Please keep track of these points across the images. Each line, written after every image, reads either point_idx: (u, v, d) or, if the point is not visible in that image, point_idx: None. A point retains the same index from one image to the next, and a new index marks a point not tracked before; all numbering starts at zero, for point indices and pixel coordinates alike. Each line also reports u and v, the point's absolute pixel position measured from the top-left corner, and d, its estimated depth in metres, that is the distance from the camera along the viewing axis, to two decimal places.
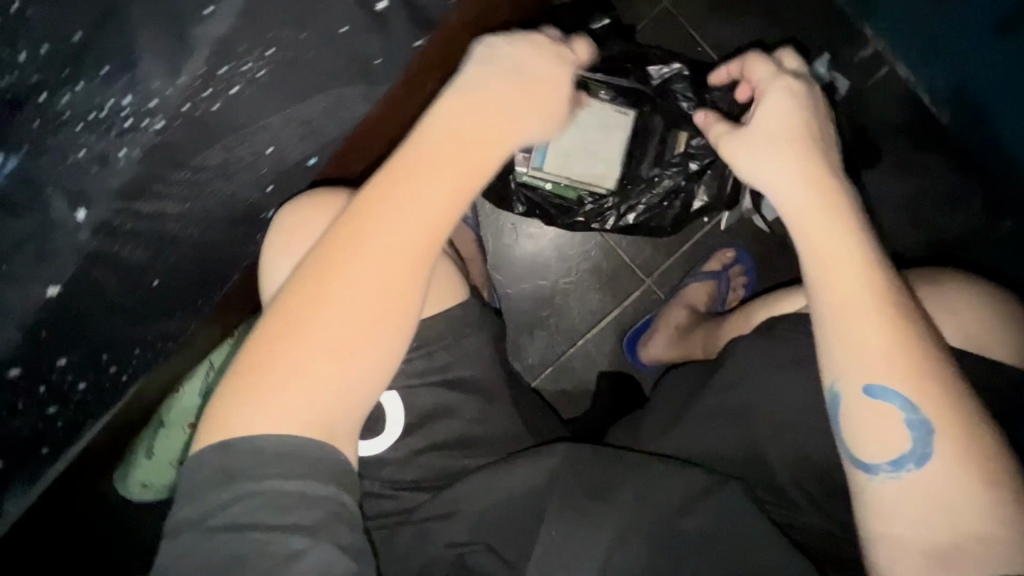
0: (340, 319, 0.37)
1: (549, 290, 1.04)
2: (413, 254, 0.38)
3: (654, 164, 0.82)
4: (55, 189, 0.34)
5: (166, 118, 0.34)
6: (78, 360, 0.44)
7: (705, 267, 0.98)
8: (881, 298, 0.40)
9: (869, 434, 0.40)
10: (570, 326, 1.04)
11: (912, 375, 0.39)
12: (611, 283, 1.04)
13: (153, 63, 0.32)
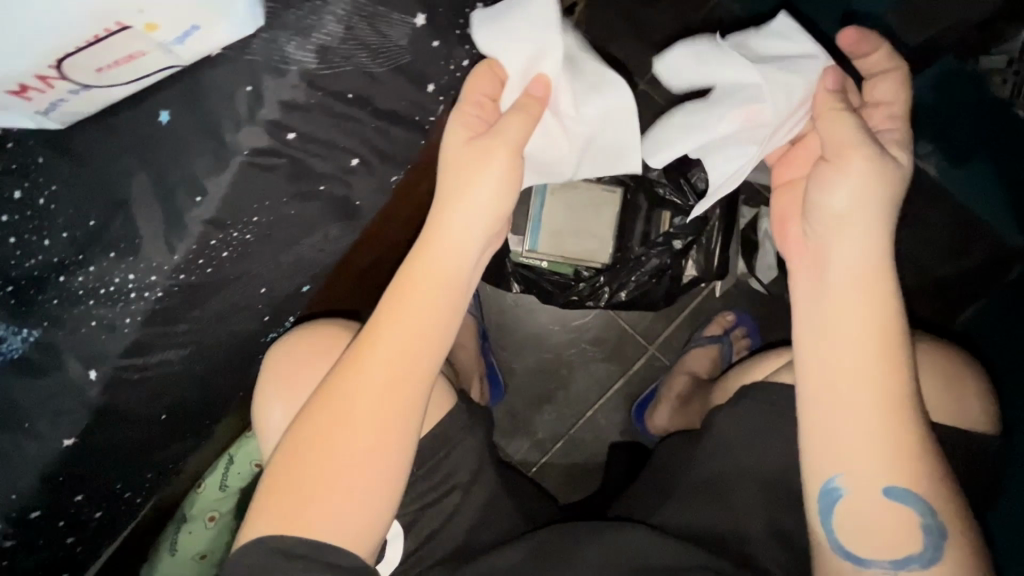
0: (351, 431, 0.45)
1: (554, 364, 1.05)
2: (407, 372, 0.46)
3: (642, 244, 0.86)
4: (71, 355, 0.39)
5: (163, 288, 0.39)
6: (93, 494, 0.48)
7: (706, 332, 0.98)
8: (884, 395, 0.44)
9: (869, 527, 0.44)
10: (578, 397, 1.05)
11: (911, 472, 0.43)
12: (615, 353, 1.04)
13: (152, 246, 0.38)
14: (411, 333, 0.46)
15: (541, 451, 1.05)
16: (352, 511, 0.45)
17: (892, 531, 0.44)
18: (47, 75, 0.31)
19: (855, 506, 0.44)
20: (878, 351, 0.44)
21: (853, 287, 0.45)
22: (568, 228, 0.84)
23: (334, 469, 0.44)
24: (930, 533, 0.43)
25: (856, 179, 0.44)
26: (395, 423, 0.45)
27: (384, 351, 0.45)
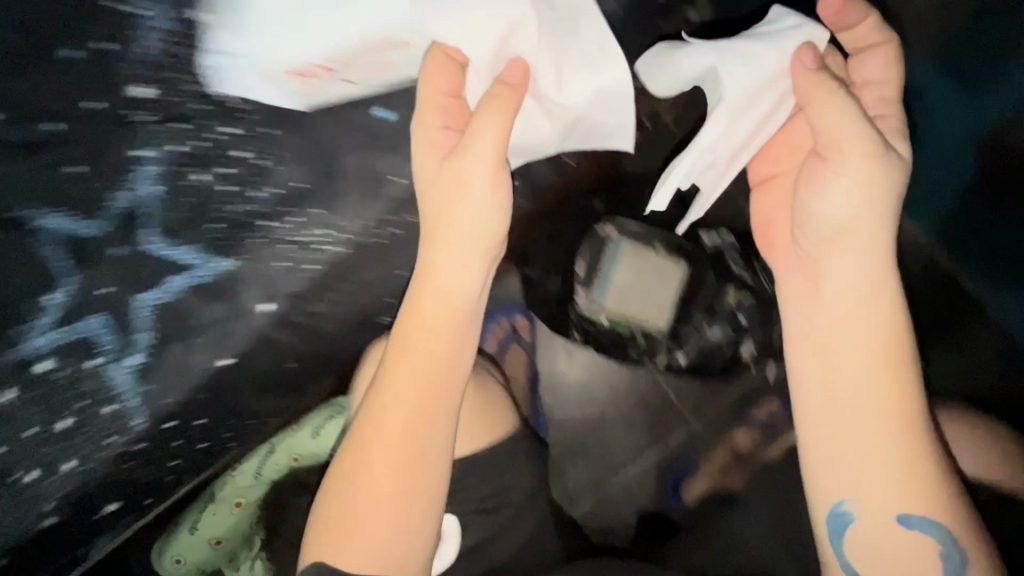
0: (389, 432, 0.51)
1: (596, 419, 1.07)
2: (434, 350, 0.52)
3: (705, 314, 0.92)
4: (258, 285, 0.55)
5: (347, 244, 0.58)
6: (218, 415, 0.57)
7: (754, 414, 0.99)
8: (886, 419, 0.50)
9: (884, 551, 0.50)
10: (614, 456, 1.06)
11: (920, 500, 0.49)
12: (658, 419, 1.05)
13: (349, 207, 0.57)
14: (428, 364, 0.52)
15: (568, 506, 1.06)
16: (398, 540, 0.50)
17: (896, 547, 0.50)
18: (323, 66, 0.50)
19: (874, 535, 0.50)
20: (876, 376, 0.51)
21: (854, 317, 0.52)
22: (633, 290, 0.94)
23: (373, 470, 0.50)
24: (948, 560, 0.49)
25: (848, 183, 0.49)
26: (428, 443, 0.51)
27: (406, 386, 0.52)
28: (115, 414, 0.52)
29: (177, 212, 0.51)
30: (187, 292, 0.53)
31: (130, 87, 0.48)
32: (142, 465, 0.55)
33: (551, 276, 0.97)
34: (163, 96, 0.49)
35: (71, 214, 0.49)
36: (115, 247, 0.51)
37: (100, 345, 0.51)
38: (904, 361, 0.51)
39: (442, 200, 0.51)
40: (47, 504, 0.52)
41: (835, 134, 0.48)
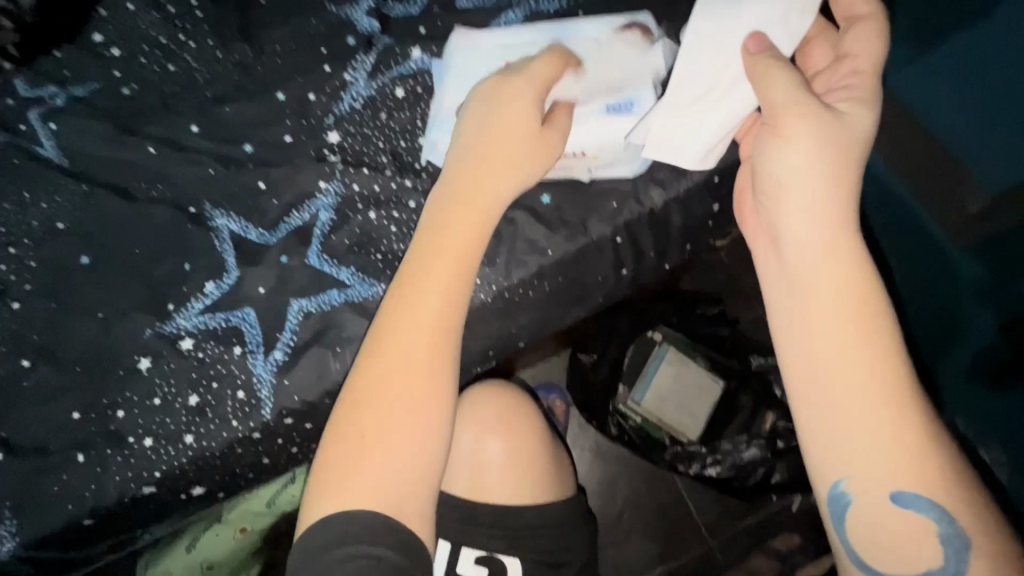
0: (407, 353, 0.48)
1: (614, 518, 1.06)
2: (452, 266, 0.50)
3: (741, 432, 0.97)
4: None
5: (492, 293, 0.58)
6: (311, 430, 0.58)
7: (773, 543, 1.00)
8: (872, 378, 0.46)
9: (888, 530, 0.45)
10: (625, 561, 1.05)
11: (919, 473, 0.44)
12: (677, 531, 1.05)
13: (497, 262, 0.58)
14: (455, 271, 0.49)
15: None
16: (407, 467, 0.47)
17: (904, 533, 0.45)
18: None
19: (874, 513, 0.46)
20: (856, 337, 0.47)
21: (833, 269, 0.49)
22: (673, 399, 0.97)
23: (393, 400, 0.47)
24: (951, 545, 0.44)
25: (804, 145, 0.48)
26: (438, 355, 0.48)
27: (422, 311, 0.48)
28: (240, 402, 0.56)
29: (354, 237, 0.59)
30: (336, 305, 0.58)
31: (325, 132, 0.63)
32: (246, 453, 0.57)
33: (602, 364, 0.99)
34: (352, 143, 0.63)
35: (243, 219, 0.61)
36: (286, 256, 0.59)
37: (246, 340, 0.57)
38: (882, 315, 0.47)
39: (501, 130, 0.50)
40: (151, 474, 0.55)
41: (777, 103, 0.49)
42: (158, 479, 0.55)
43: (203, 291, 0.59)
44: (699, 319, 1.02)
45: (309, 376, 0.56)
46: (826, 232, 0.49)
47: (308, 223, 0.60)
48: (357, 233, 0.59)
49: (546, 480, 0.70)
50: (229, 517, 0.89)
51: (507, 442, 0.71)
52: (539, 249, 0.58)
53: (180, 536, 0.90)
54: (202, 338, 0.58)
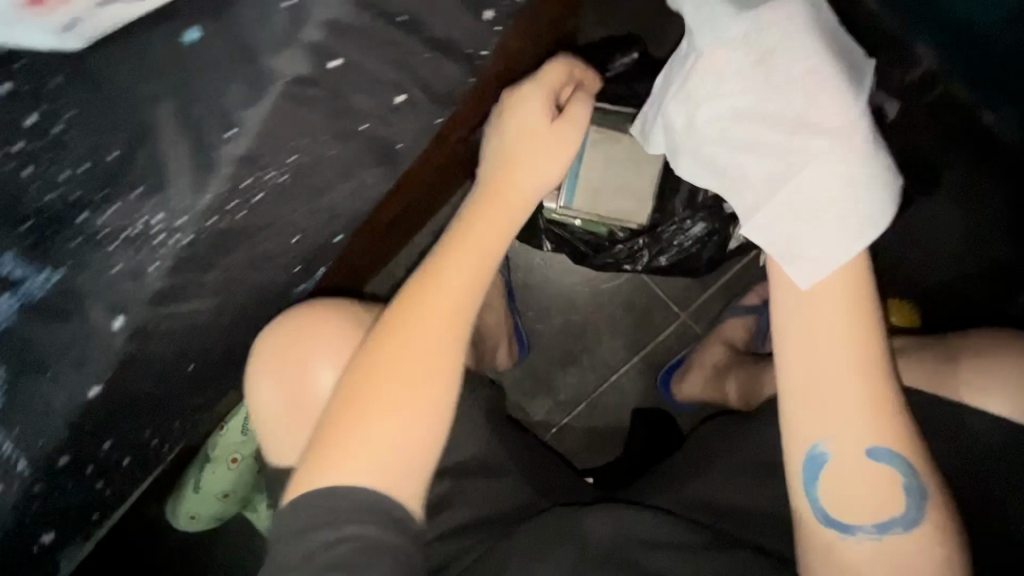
0: (414, 364, 0.56)
1: (580, 324, 1.12)
2: (459, 303, 0.59)
3: (685, 207, 0.90)
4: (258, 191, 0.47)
5: (364, 116, 0.51)
6: (174, 352, 0.52)
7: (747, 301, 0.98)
8: (857, 358, 0.55)
9: (856, 484, 0.55)
10: (603, 361, 1.11)
11: (884, 429, 0.54)
12: (645, 318, 1.10)
13: (355, 91, 0.49)
14: (470, 278, 0.60)
15: (562, 413, 1.12)
16: (406, 442, 0.55)
17: (868, 490, 0.55)
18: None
19: (848, 463, 0.55)
20: (856, 328, 0.56)
21: (833, 292, 0.56)
22: (609, 185, 0.86)
23: (395, 405, 0.55)
24: (910, 495, 0.54)
25: (826, 92, 0.56)
26: (425, 446, 0.55)
27: (438, 303, 0.58)
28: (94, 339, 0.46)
29: (150, 164, 0.45)
30: (137, 205, 0.45)
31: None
32: (140, 378, 0.51)
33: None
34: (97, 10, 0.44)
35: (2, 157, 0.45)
36: (70, 180, 0.45)
37: (82, 294, 0.46)
38: (863, 302, 0.56)
39: (510, 155, 0.63)
40: (41, 440, 0.48)
41: (773, 28, 0.57)
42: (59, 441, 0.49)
43: (9, 279, 0.46)
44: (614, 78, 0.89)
45: (63, 341, 0.47)
46: (834, 175, 0.56)
47: (85, 176, 0.45)
48: (99, 230, 0.46)
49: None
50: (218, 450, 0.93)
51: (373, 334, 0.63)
52: (393, 44, 0.48)
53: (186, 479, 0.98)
54: (30, 296, 0.46)
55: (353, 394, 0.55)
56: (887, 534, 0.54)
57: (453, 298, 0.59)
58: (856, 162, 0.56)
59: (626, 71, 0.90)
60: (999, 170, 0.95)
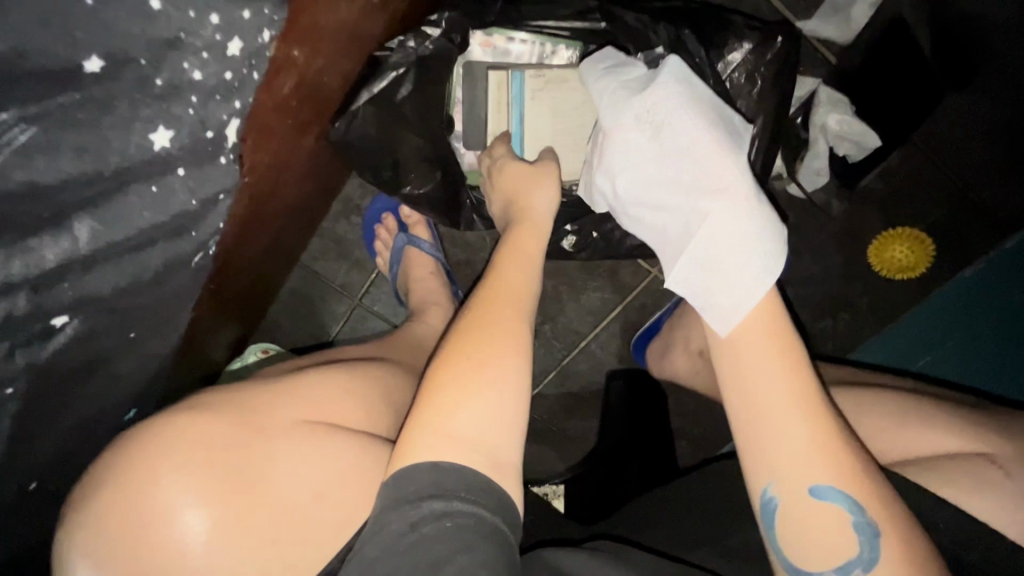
0: (485, 373, 0.53)
1: (540, 293, 1.03)
2: (509, 299, 0.60)
3: None
4: None
5: None
6: None
7: None
8: (788, 382, 0.53)
9: (809, 529, 0.50)
10: (570, 328, 1.04)
11: (820, 465, 0.50)
12: (612, 278, 1.01)
13: None
14: (510, 324, 0.57)
15: (532, 385, 1.08)
16: (477, 446, 0.49)
17: (828, 529, 0.50)
18: None
19: (797, 508, 0.51)
20: (775, 347, 0.56)
21: (744, 326, 0.58)
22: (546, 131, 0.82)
23: (454, 407, 0.50)
24: (863, 534, 0.49)
25: (699, 114, 0.65)
26: (508, 432, 0.52)
27: (508, 299, 0.60)
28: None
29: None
30: None
31: None
32: None
33: (409, 172, 0.84)
34: None
35: None
36: None
37: None
38: (778, 324, 0.58)
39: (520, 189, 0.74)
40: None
41: (661, 93, 0.66)
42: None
43: None
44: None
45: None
46: (731, 173, 0.62)
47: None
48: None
49: (342, 496, 0.54)
50: None
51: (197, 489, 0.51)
52: None
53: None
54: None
55: (427, 391, 0.52)
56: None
57: (511, 289, 0.61)
58: (747, 182, 0.62)
59: None
60: None
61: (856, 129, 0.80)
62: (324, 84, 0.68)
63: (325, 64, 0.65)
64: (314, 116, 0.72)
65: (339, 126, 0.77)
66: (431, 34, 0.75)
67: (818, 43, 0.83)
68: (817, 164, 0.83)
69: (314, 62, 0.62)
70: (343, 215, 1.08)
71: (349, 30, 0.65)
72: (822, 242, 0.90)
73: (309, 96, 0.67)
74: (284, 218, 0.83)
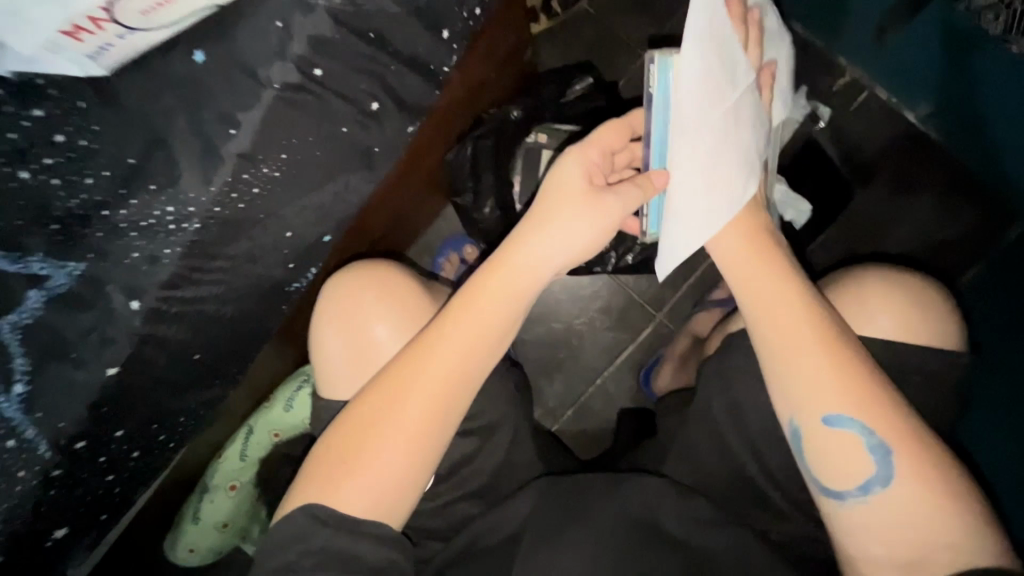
0: (437, 369, 0.54)
1: (563, 332, 1.16)
2: (506, 304, 0.55)
3: None
4: (194, 144, 0.43)
5: (300, 79, 0.43)
6: (131, 430, 0.55)
7: (711, 296, 1.05)
8: (818, 344, 0.54)
9: (829, 453, 0.54)
10: (588, 365, 1.16)
11: (849, 398, 0.53)
12: (623, 320, 1.15)
13: (258, 52, 0.42)
14: (490, 312, 0.55)
15: (551, 419, 1.15)
16: (420, 432, 0.53)
17: (844, 457, 0.53)
18: (98, 18, 0.38)
19: (820, 436, 0.54)
20: (808, 324, 0.55)
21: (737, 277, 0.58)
22: None
23: (413, 395, 0.53)
24: (876, 454, 0.52)
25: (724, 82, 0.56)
26: (422, 453, 0.54)
27: (491, 301, 0.55)
28: (88, 369, 0.47)
29: (165, 162, 0.44)
30: (44, 310, 0.45)
31: None
32: (66, 483, 0.52)
33: (487, 201, 0.93)
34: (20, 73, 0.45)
35: None
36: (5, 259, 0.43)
37: (10, 314, 0.44)
38: (806, 303, 0.56)
39: (543, 210, 0.56)
40: (62, 424, 0.48)
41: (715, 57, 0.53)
42: (80, 424, 0.49)
43: (34, 276, 0.44)
44: (569, 99, 0.94)
45: (90, 327, 0.46)
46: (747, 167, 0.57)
47: (107, 182, 0.45)
48: (123, 224, 0.44)
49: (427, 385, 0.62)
50: (256, 429, 1.07)
51: (351, 350, 0.63)
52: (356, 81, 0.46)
53: (184, 514, 1.10)
54: (57, 293, 0.45)
55: (400, 363, 0.55)
56: (870, 496, 0.52)
57: (514, 287, 0.55)
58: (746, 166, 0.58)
59: (580, 93, 0.95)
60: (928, 161, 1.04)
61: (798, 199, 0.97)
62: (448, 124, 0.84)
63: (442, 113, 0.78)
64: (433, 143, 0.84)
65: (451, 154, 0.91)
66: (514, 115, 0.91)
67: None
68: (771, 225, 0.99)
69: (453, 101, 0.78)
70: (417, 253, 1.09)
71: (469, 90, 0.81)
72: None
73: (436, 128, 0.81)
74: (375, 231, 0.86)
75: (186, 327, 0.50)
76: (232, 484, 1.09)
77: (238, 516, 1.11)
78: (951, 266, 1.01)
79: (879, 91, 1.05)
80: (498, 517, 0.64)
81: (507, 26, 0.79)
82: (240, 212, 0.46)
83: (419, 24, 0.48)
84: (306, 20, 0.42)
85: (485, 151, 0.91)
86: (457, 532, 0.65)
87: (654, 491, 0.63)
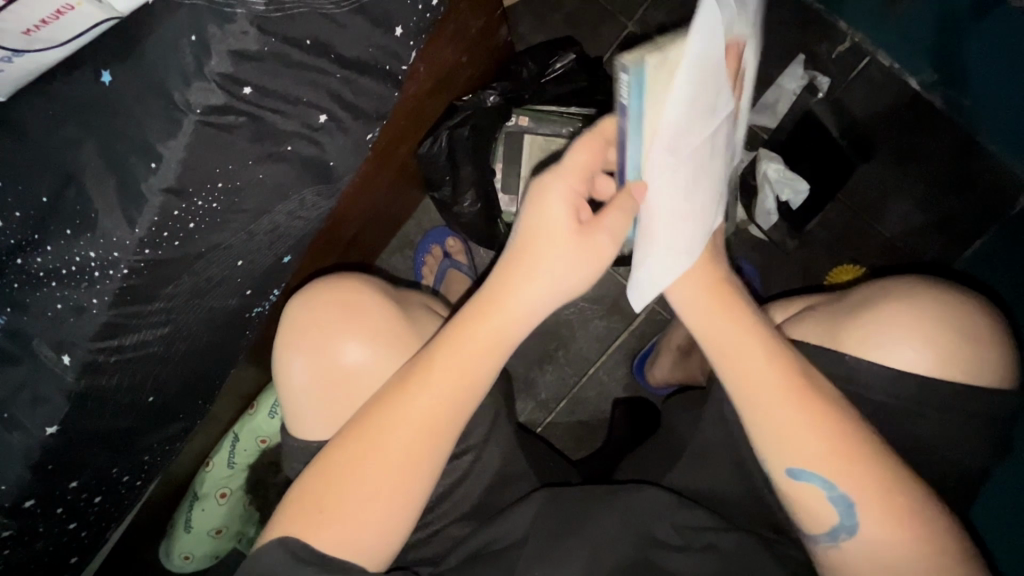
0: (410, 415, 0.50)
1: (553, 322, 1.12)
2: (478, 363, 0.51)
3: None
4: (115, 180, 0.38)
5: (226, 98, 0.37)
6: (88, 481, 0.50)
7: None
8: (783, 394, 0.50)
9: (800, 501, 0.51)
10: (580, 355, 1.12)
11: (812, 450, 0.49)
12: (614, 309, 1.11)
13: (177, 72, 0.37)
14: (454, 381, 0.51)
15: (545, 412, 1.12)
16: (395, 481, 0.50)
17: (813, 504, 0.50)
18: None
19: (784, 483, 0.51)
20: (777, 371, 0.51)
21: (731, 341, 0.52)
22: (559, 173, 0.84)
23: (384, 443, 0.50)
24: (843, 504, 0.49)
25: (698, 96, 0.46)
26: (402, 494, 0.51)
27: (454, 370, 0.50)
28: (24, 431, 0.43)
29: (81, 202, 0.39)
30: None
31: None
32: (18, 540, 0.49)
33: (466, 195, 0.87)
34: None
35: None
36: None
37: None
38: (786, 357, 0.51)
39: (527, 252, 0.50)
40: (5, 485, 0.45)
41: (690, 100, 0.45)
42: (25, 484, 0.45)
43: None
44: (548, 81, 0.87)
45: (23, 382, 0.42)
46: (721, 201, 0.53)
47: (21, 223, 0.41)
48: (42, 274, 0.41)
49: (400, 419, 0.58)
50: (243, 438, 1.03)
51: (317, 373, 0.58)
52: (294, 91, 0.40)
53: (176, 523, 1.07)
54: None
55: (375, 408, 0.51)
56: (841, 539, 0.50)
57: (473, 366, 0.51)
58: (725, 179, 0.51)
59: (561, 73, 0.88)
60: (933, 129, 0.95)
61: (791, 176, 0.96)
62: (419, 115, 0.77)
63: (410, 105, 0.71)
64: (404, 136, 0.77)
65: (426, 145, 0.84)
66: (490, 100, 0.84)
67: (757, 128, 1.00)
68: (768, 205, 0.98)
69: (421, 89, 0.71)
70: (398, 249, 1.03)
71: (439, 77, 0.74)
72: (795, 279, 1.01)
73: (406, 120, 0.74)
74: (348, 234, 0.81)
75: (132, 372, 0.45)
76: (222, 492, 1.06)
77: (231, 524, 1.08)
78: (956, 240, 0.96)
79: (881, 57, 0.96)
80: (488, 538, 0.61)
81: (477, 5, 0.71)
82: (176, 249, 0.41)
83: (366, 21, 0.41)
84: (226, 32, 0.36)
85: (461, 142, 0.84)
86: (445, 554, 0.62)
87: (653, 508, 0.60)
